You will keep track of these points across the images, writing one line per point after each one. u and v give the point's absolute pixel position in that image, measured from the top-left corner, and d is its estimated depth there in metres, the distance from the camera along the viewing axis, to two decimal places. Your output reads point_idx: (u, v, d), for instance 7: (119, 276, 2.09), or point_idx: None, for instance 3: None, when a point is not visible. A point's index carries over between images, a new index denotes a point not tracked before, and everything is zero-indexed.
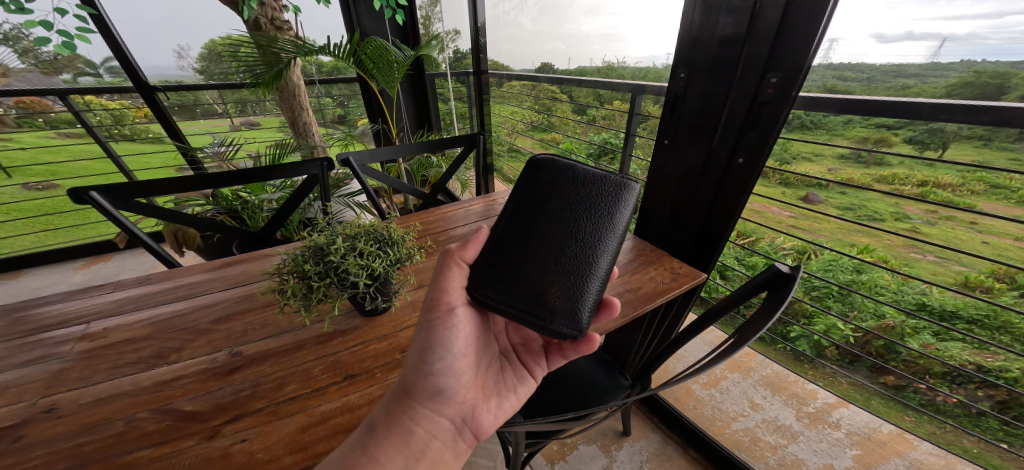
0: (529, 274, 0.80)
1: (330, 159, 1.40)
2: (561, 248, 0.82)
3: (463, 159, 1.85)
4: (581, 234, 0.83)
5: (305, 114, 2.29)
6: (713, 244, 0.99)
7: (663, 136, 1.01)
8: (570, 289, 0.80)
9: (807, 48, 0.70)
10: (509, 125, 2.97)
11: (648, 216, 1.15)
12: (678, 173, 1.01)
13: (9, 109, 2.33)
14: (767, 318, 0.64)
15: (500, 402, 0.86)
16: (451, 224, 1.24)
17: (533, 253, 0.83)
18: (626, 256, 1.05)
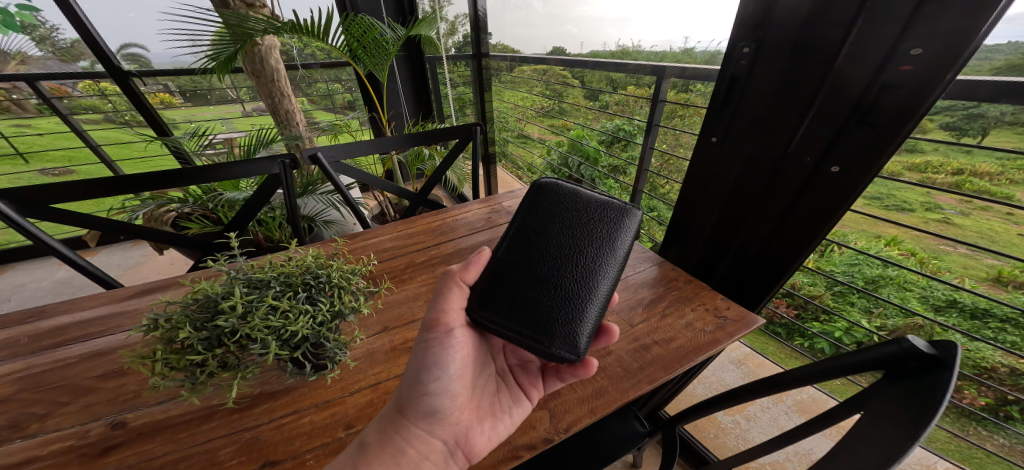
0: (526, 296, 0.63)
1: (293, 154, 1.16)
2: (566, 269, 0.65)
3: (459, 152, 1.60)
4: (588, 253, 0.66)
5: (287, 101, 2.04)
6: (775, 276, 0.75)
7: (707, 133, 0.77)
8: (578, 317, 0.62)
9: (989, 5, 0.43)
10: (519, 112, 2.59)
11: (682, 233, 0.92)
12: (725, 182, 0.77)
13: (30, 96, 2.16)
14: (910, 422, 0.40)
15: (495, 423, 0.63)
16: (445, 234, 1.03)
17: (531, 273, 0.65)
18: (648, 286, 0.82)
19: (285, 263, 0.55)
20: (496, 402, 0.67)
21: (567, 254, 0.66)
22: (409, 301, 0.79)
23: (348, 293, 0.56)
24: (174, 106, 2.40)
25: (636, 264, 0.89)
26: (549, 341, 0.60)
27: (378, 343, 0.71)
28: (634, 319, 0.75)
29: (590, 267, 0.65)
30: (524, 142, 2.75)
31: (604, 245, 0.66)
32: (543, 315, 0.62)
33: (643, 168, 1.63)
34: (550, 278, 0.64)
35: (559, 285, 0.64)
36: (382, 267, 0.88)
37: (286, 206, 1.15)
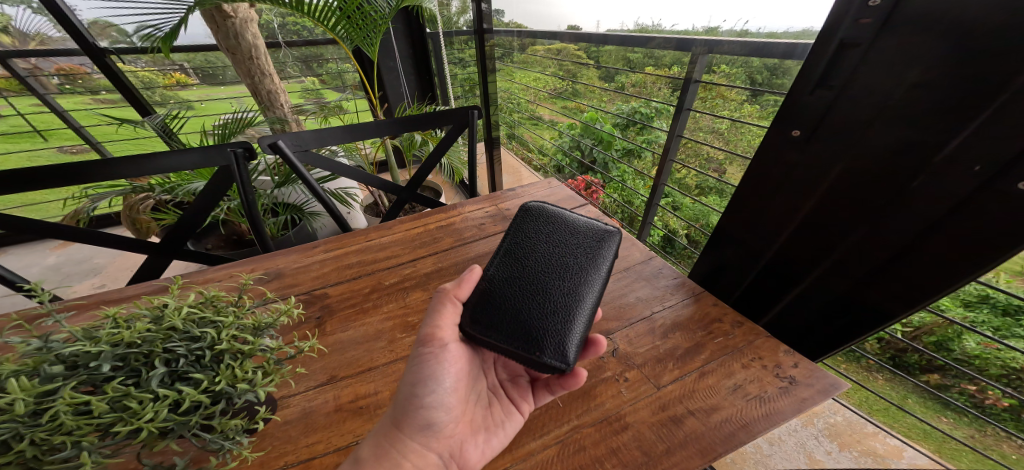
0: (513, 311, 0.50)
1: (248, 143, 0.97)
2: (557, 280, 0.53)
3: (452, 141, 1.40)
4: (578, 266, 0.54)
5: (269, 81, 1.85)
6: (857, 312, 0.56)
7: (777, 127, 0.56)
8: (573, 330, 0.49)
9: None
10: (531, 94, 2.34)
11: (727, 257, 0.73)
12: (793, 195, 0.58)
13: (51, 76, 1.92)
14: None
15: (487, 436, 0.52)
16: (440, 238, 0.87)
17: (519, 285, 0.53)
18: (683, 330, 0.64)
19: (147, 320, 0.37)
20: (490, 413, 0.55)
21: (561, 264, 0.54)
22: (368, 340, 0.62)
23: (246, 360, 0.38)
24: (193, 88, 2.13)
25: (666, 296, 0.70)
26: (543, 355, 0.47)
27: (323, 398, 0.54)
28: (662, 377, 0.58)
29: (585, 279, 0.52)
30: (535, 126, 2.49)
31: (594, 257, 0.55)
32: (536, 334, 0.49)
33: (668, 160, 1.40)
34: (540, 290, 0.52)
35: (554, 298, 0.51)
36: (339, 290, 0.70)
37: (242, 204, 0.97)
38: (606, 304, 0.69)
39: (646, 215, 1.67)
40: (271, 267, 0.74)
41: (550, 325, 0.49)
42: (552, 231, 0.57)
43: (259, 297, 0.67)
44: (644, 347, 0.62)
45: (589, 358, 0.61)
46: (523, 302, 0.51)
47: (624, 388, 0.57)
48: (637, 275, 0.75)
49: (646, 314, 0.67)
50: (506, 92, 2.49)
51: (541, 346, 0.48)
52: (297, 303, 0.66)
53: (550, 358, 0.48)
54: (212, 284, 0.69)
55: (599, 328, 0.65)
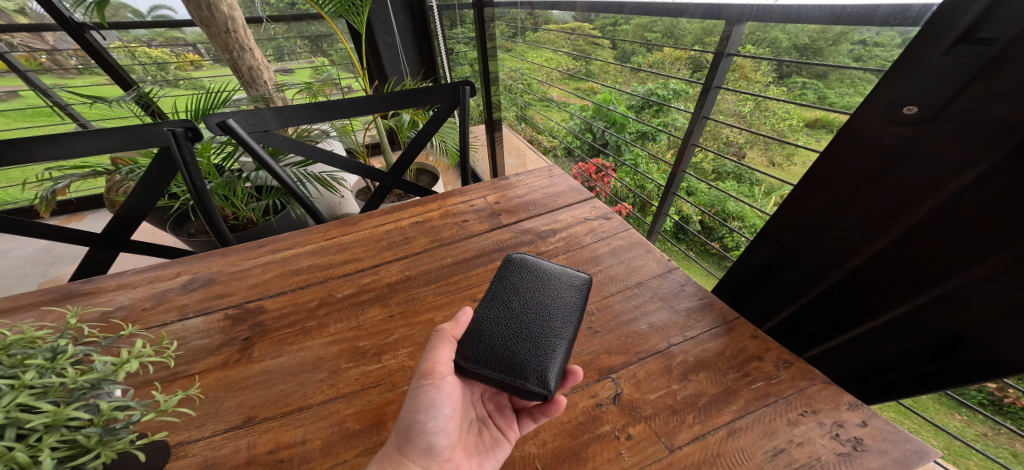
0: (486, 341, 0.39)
1: (194, 122, 0.91)
2: (534, 311, 0.42)
3: (439, 123, 1.25)
4: (555, 290, 0.44)
5: (250, 56, 1.70)
6: (969, 354, 0.41)
7: (879, 105, 0.39)
8: (557, 350, 0.39)
9: None
10: (542, 74, 2.12)
11: (775, 273, 0.57)
12: (898, 193, 0.41)
13: (71, 57, 1.81)
14: None
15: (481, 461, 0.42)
16: (417, 237, 0.74)
17: (493, 317, 0.41)
18: (708, 369, 0.49)
19: None
20: (479, 440, 0.44)
21: (536, 299, 0.43)
22: (303, 371, 0.48)
23: (47, 434, 0.26)
24: (206, 69, 1.99)
25: (687, 323, 0.55)
26: (528, 379, 0.37)
27: (233, 446, 0.40)
28: (677, 435, 0.44)
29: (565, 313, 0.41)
30: (544, 108, 2.28)
31: (571, 291, 0.45)
32: (516, 355, 0.38)
33: (689, 143, 1.21)
34: (514, 323, 0.40)
35: (534, 317, 0.41)
36: (279, 303, 0.58)
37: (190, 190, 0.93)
38: (609, 333, 0.55)
39: (661, 206, 1.49)
40: (199, 272, 0.63)
41: (531, 343, 0.39)
42: (526, 265, 0.47)
43: (178, 312, 0.56)
44: (655, 392, 0.48)
45: (583, 405, 0.47)
46: (496, 321, 0.41)
47: (625, 450, 0.43)
48: (652, 293, 0.60)
49: (660, 346, 0.52)
50: (512, 71, 2.27)
51: (524, 367, 0.37)
52: (223, 321, 0.54)
53: (536, 383, 0.37)
54: (122, 294, 0.58)
55: (598, 363, 0.51)
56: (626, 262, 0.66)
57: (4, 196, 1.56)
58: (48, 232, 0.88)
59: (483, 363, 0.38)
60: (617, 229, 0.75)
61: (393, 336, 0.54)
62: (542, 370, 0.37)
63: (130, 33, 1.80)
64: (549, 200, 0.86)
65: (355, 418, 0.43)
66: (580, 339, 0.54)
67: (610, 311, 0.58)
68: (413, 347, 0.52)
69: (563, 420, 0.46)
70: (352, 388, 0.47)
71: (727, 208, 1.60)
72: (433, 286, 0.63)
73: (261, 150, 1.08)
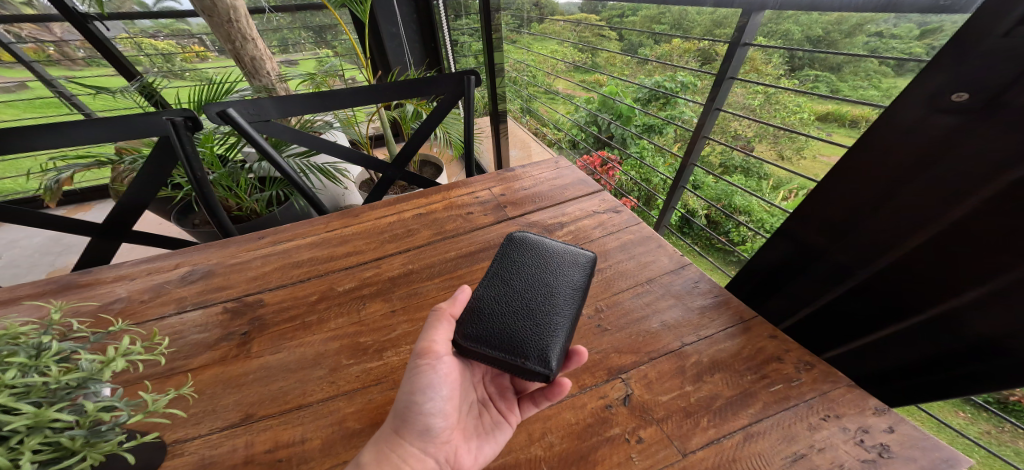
0: (487, 320, 0.38)
1: (192, 112, 0.90)
2: (536, 291, 0.40)
3: (442, 113, 1.22)
4: (558, 270, 0.42)
5: (253, 46, 1.68)
6: (1013, 361, 0.37)
7: (924, 92, 0.37)
8: (558, 329, 0.37)
9: None
10: (548, 66, 2.08)
11: (798, 270, 0.55)
12: (943, 184, 0.38)
13: (77, 48, 1.80)
14: None
15: (480, 444, 0.40)
16: (421, 230, 0.72)
17: (495, 296, 0.40)
18: (723, 371, 0.47)
19: None
20: (479, 422, 0.43)
21: (538, 277, 0.41)
22: (303, 368, 0.47)
23: (28, 436, 0.24)
24: (211, 61, 1.95)
25: (702, 322, 0.53)
26: (528, 357, 0.35)
27: (230, 445, 0.39)
28: (690, 439, 0.41)
29: (567, 292, 0.40)
30: (550, 100, 2.24)
31: (575, 270, 0.43)
32: (516, 333, 0.37)
33: (701, 135, 1.17)
34: (515, 303, 0.39)
35: (535, 293, 0.40)
36: (279, 297, 0.57)
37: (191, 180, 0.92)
38: (619, 331, 0.53)
39: (669, 199, 1.45)
40: (198, 264, 0.62)
41: (531, 320, 0.37)
42: (530, 244, 0.45)
43: (176, 305, 0.54)
44: (668, 393, 0.46)
45: (592, 406, 0.45)
46: (497, 299, 0.39)
47: (636, 454, 0.41)
48: (664, 290, 0.58)
49: (672, 346, 0.50)
50: (517, 63, 2.22)
51: (524, 345, 0.36)
52: (221, 315, 0.53)
53: (536, 362, 0.35)
54: (120, 287, 0.57)
55: (608, 363, 0.49)
56: (636, 258, 0.64)
57: (14, 186, 1.58)
58: (48, 222, 0.87)
59: (481, 341, 0.37)
60: (626, 223, 0.72)
61: (395, 332, 0.52)
62: (542, 348, 0.36)
63: (136, 25, 1.78)
64: (555, 192, 0.83)
65: (356, 417, 0.42)
66: (589, 337, 0.52)
67: (620, 309, 0.56)
68: (416, 344, 0.50)
69: (571, 421, 0.44)
70: (353, 386, 0.45)
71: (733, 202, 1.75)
72: (438, 281, 0.61)
73: (263, 140, 1.07)
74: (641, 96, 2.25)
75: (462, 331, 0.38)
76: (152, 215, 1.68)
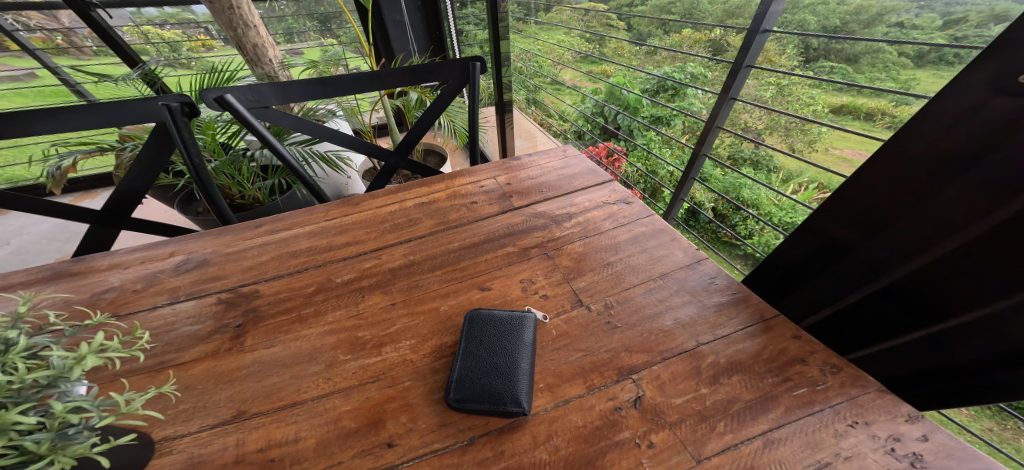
0: (463, 381, 0.41)
1: (191, 99, 0.87)
2: (494, 347, 0.44)
3: (446, 101, 1.18)
4: (506, 323, 0.47)
5: (254, 33, 1.64)
6: None
7: (988, 69, 0.32)
8: (521, 372, 0.42)
9: None
10: (556, 55, 2.03)
11: (827, 266, 0.51)
12: (1001, 176, 0.34)
13: (85, 38, 1.77)
14: None
15: None
16: (424, 219, 0.70)
17: (463, 359, 0.43)
18: (742, 373, 0.44)
19: None
20: None
21: (494, 336, 0.46)
22: (299, 363, 0.45)
23: None
24: (217, 51, 1.96)
25: (718, 321, 0.50)
26: (506, 403, 0.39)
27: (221, 443, 0.37)
28: (706, 445, 0.39)
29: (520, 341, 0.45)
30: (557, 90, 2.20)
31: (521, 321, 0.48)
32: (489, 384, 0.41)
33: (714, 126, 1.12)
34: (481, 362, 0.43)
35: (495, 348, 0.44)
36: (275, 288, 0.55)
37: (189, 167, 0.90)
38: (630, 328, 0.50)
39: (678, 192, 1.40)
40: (194, 253, 0.60)
41: (499, 370, 0.42)
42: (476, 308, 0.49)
43: (169, 295, 0.53)
44: (682, 396, 0.43)
45: (600, 408, 0.42)
46: (466, 361, 0.43)
47: (647, 459, 0.38)
48: (678, 286, 0.55)
49: (687, 345, 0.47)
50: (523, 53, 2.17)
51: (500, 393, 0.40)
52: (215, 306, 0.51)
53: (513, 404, 0.40)
54: (113, 275, 0.55)
55: (618, 362, 0.46)
56: (648, 251, 0.61)
57: (20, 171, 1.59)
58: (46, 208, 0.86)
59: (465, 399, 0.40)
60: (638, 214, 0.69)
61: (394, 326, 0.50)
62: (515, 391, 0.40)
63: (143, 14, 1.77)
64: (564, 182, 0.80)
65: (351, 416, 0.40)
66: (599, 335, 0.49)
67: (632, 305, 0.53)
68: (417, 339, 0.48)
69: (578, 424, 0.41)
70: (349, 383, 0.43)
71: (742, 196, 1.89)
72: (440, 273, 0.58)
73: (263, 128, 1.04)
74: (650, 88, 2.25)
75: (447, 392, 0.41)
76: (156, 202, 1.68)
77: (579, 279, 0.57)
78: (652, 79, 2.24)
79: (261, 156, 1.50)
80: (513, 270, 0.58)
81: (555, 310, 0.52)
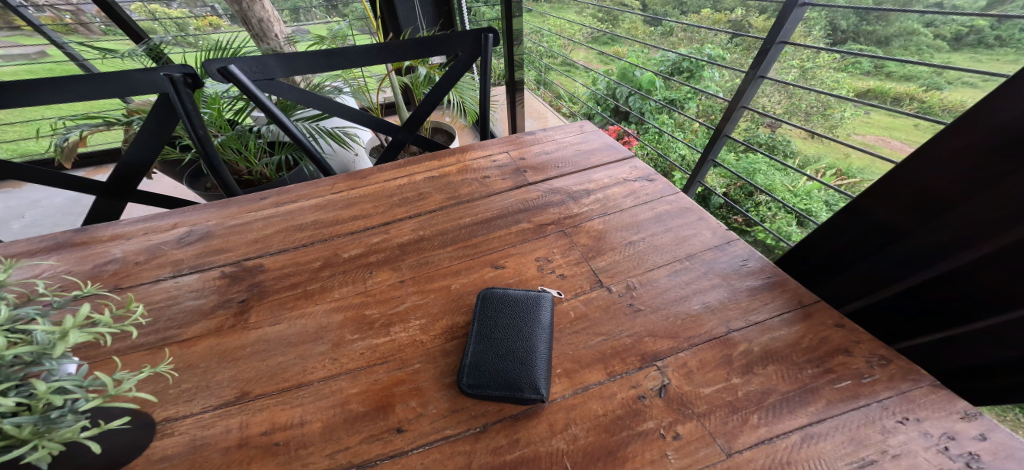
0: (478, 366, 0.39)
1: (190, 68, 0.83)
2: (511, 332, 0.41)
3: (455, 75, 1.12)
4: (523, 306, 0.44)
5: (259, 6, 1.58)
6: None
7: None
8: (540, 357, 0.39)
9: None
10: (570, 33, 1.95)
11: (878, 247, 0.46)
12: None
13: (94, 18, 1.73)
14: None
15: None
16: (436, 194, 0.66)
17: (477, 343, 0.41)
18: (778, 362, 0.40)
19: None
20: None
21: (511, 319, 0.42)
22: (304, 342, 0.43)
23: None
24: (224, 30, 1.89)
25: (751, 306, 0.46)
26: (523, 389, 0.36)
27: (224, 425, 0.35)
28: (737, 438, 0.35)
29: (539, 324, 0.41)
30: (569, 71, 2.14)
31: (539, 304, 0.44)
32: (504, 368, 0.38)
33: (738, 105, 1.04)
34: (497, 349, 0.40)
35: (511, 330, 0.41)
36: (281, 262, 0.52)
37: (193, 139, 0.88)
38: (655, 312, 0.47)
39: (696, 174, 1.33)
40: (197, 225, 0.58)
41: (515, 353, 0.39)
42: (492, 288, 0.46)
43: (172, 269, 0.51)
44: (711, 385, 0.39)
45: (622, 396, 0.39)
46: (481, 345, 0.40)
47: (673, 451, 0.35)
48: (706, 268, 0.51)
49: (717, 332, 0.44)
50: (535, 32, 2.12)
51: (516, 379, 0.37)
52: (218, 280, 0.49)
53: (530, 390, 0.37)
54: (115, 247, 0.54)
55: (641, 348, 0.43)
56: (673, 231, 0.57)
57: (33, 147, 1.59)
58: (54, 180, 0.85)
59: (479, 386, 0.37)
60: (661, 193, 0.65)
61: (403, 305, 0.47)
62: (532, 376, 0.37)
63: None
64: (580, 157, 0.75)
65: (359, 399, 0.38)
66: (620, 318, 0.46)
67: (656, 287, 0.50)
68: (426, 319, 0.46)
69: (598, 413, 0.38)
70: (357, 365, 0.41)
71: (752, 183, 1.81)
72: (450, 250, 0.55)
73: (267, 101, 1.01)
74: (665, 69, 2.20)
75: (460, 378, 0.38)
76: (165, 179, 1.68)
77: (598, 259, 0.54)
78: (668, 60, 2.19)
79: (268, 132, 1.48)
80: (529, 248, 0.55)
81: (573, 291, 0.49)
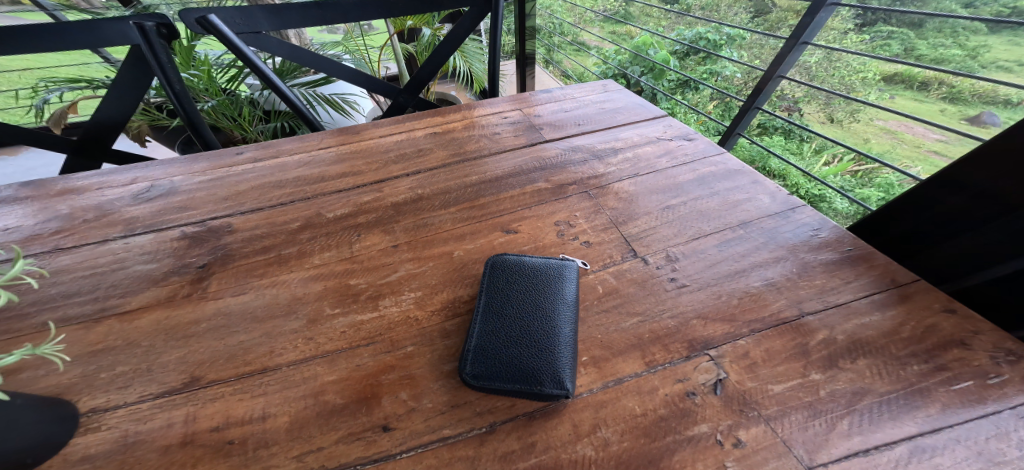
0: (488, 352, 0.30)
1: (161, 15, 0.73)
2: (529, 314, 0.32)
3: (461, 31, 1.00)
4: (544, 282, 0.35)
5: None
6: None
7: None
8: (565, 343, 0.30)
9: None
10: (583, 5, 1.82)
11: (991, 215, 0.36)
12: None
13: None
14: None
15: None
16: (439, 152, 0.57)
17: (485, 324, 0.32)
18: (869, 354, 0.31)
19: None
20: None
21: (528, 297, 0.34)
22: (273, 317, 0.35)
23: None
24: None
25: (827, 284, 0.37)
26: (544, 383, 0.28)
27: (165, 418, 0.28)
28: (822, 450, 0.27)
29: (562, 303, 0.33)
30: (581, 47, 2.01)
31: (562, 281, 0.35)
32: (519, 355, 0.30)
33: (775, 75, 0.91)
34: (511, 333, 0.31)
35: (527, 308, 0.33)
36: (252, 223, 0.44)
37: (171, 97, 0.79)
38: (703, 290, 0.38)
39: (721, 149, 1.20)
40: (161, 180, 0.50)
41: (533, 336, 0.31)
42: (505, 259, 0.38)
43: (124, 228, 0.43)
44: (781, 380, 0.31)
45: (665, 393, 0.30)
46: (489, 328, 0.32)
47: (735, 464, 0.26)
48: (766, 238, 0.42)
49: (786, 315, 0.35)
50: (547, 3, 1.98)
51: (535, 369, 0.29)
52: (177, 241, 0.42)
53: (553, 384, 0.28)
54: (64, 202, 0.46)
55: (687, 332, 0.34)
56: (721, 195, 0.47)
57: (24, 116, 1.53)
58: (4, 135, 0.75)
59: (487, 377, 0.29)
60: (703, 152, 0.55)
61: (396, 274, 0.39)
62: (554, 365, 0.29)
63: None
64: (604, 116, 0.65)
65: (337, 389, 0.30)
66: (660, 296, 0.37)
67: (703, 259, 0.40)
68: (422, 291, 0.37)
69: (634, 413, 0.29)
70: (336, 346, 0.33)
71: (768, 166, 1.73)
72: (454, 212, 0.46)
73: (251, 53, 0.88)
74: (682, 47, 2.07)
75: (464, 367, 0.30)
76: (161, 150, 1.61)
77: (629, 225, 0.44)
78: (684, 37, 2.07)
79: (262, 98, 1.39)
80: (548, 211, 0.46)
81: (601, 262, 0.41)
